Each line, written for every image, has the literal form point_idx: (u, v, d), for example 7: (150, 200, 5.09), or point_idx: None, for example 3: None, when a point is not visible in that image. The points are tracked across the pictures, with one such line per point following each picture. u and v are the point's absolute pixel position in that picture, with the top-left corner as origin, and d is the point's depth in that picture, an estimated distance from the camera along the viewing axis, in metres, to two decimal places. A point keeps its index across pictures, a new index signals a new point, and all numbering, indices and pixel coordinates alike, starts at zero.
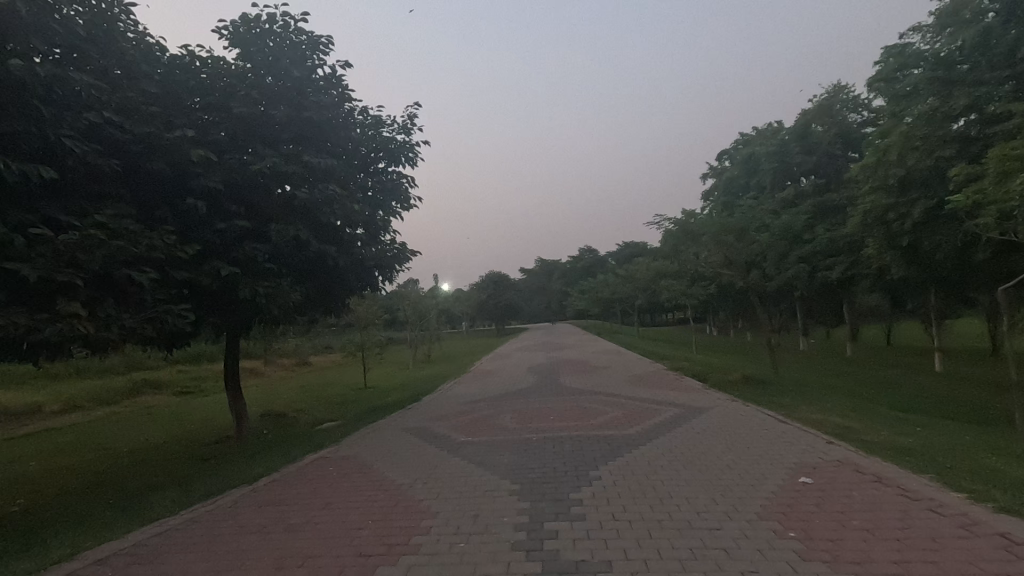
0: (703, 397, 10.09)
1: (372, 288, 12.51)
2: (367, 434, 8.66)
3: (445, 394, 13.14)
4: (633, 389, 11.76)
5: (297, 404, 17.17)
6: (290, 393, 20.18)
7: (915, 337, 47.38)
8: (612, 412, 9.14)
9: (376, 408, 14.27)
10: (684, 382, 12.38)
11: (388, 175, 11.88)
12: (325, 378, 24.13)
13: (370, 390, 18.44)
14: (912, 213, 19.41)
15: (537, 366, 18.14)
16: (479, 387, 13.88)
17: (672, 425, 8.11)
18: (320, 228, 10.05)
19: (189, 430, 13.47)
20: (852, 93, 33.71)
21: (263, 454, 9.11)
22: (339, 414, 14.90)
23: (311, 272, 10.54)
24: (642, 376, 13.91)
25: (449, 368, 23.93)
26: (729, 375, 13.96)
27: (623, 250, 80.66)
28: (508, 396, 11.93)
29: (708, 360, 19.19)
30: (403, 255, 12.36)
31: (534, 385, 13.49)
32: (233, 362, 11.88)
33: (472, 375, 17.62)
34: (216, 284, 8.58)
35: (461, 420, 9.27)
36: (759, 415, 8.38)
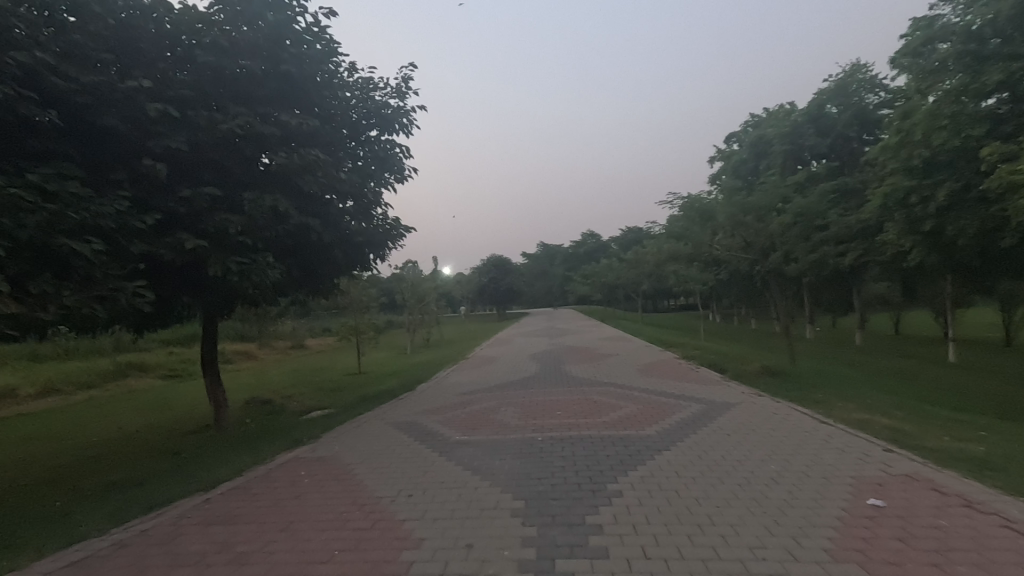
0: (725, 390, 9.15)
1: (366, 268, 11.56)
2: (351, 429, 7.74)
3: (442, 383, 12.23)
4: (645, 379, 10.83)
5: (287, 390, 16.27)
6: (282, 378, 19.27)
7: (925, 326, 46.28)
8: (626, 407, 8.16)
9: (369, 396, 13.35)
10: (700, 373, 11.42)
11: (380, 143, 10.88)
12: (320, 362, 23.27)
13: (363, 377, 17.53)
14: (936, 195, 18.31)
15: (540, 353, 17.24)
16: (478, 375, 12.97)
17: (698, 423, 7.14)
18: (303, 199, 9.04)
19: (169, 417, 12.59)
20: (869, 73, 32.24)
21: (237, 449, 8.19)
22: (329, 402, 14.01)
23: (293, 249, 9.53)
24: (654, 366, 12.96)
25: (449, 353, 23.05)
26: (746, 365, 13.01)
27: (627, 235, 79.42)
28: (510, 385, 10.99)
29: (721, 349, 18.29)
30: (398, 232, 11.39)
31: (538, 373, 12.56)
32: (212, 346, 10.95)
33: (471, 361, 16.70)
34: (180, 259, 7.56)
35: (456, 414, 8.30)
36: (792, 412, 7.44)
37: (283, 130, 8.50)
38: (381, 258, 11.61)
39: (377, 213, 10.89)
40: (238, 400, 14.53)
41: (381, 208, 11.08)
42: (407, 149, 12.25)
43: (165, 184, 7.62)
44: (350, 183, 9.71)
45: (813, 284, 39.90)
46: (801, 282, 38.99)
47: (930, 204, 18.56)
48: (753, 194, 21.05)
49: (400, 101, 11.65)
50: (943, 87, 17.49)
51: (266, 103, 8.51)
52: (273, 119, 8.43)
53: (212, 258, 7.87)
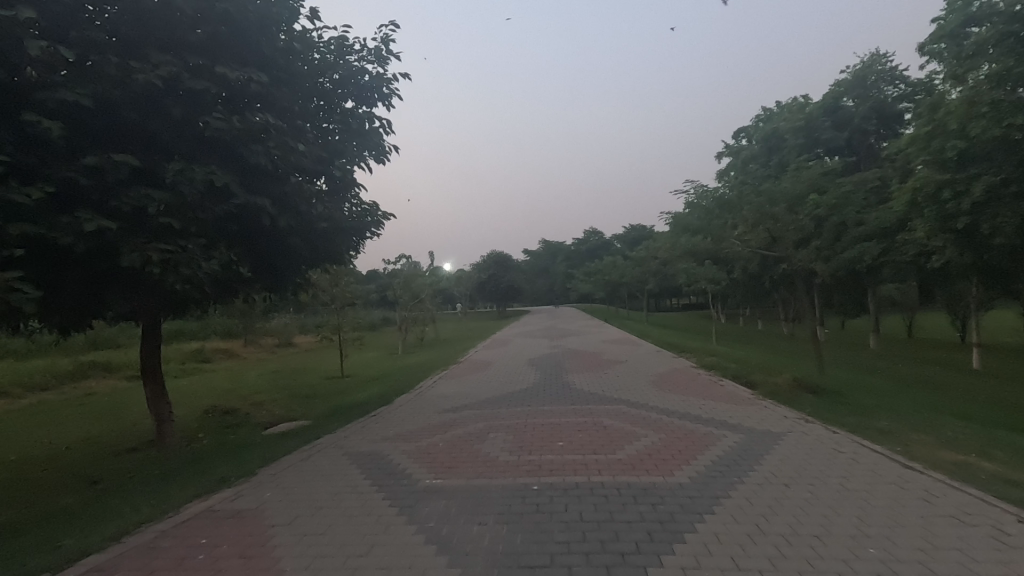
0: (763, 415, 7.50)
1: (338, 260, 9.99)
2: (300, 464, 6.09)
3: (426, 394, 10.59)
4: (663, 396, 9.19)
5: (259, 396, 14.64)
6: (258, 381, 17.65)
7: (941, 330, 44.40)
8: (645, 438, 6.52)
9: (344, 407, 11.70)
10: (725, 388, 9.79)
11: (354, 115, 9.27)
12: (304, 362, 21.65)
13: (345, 381, 15.96)
14: (972, 191, 16.19)
15: (539, 357, 15.61)
16: (469, 384, 11.32)
17: (741, 464, 5.51)
18: (253, 176, 7.45)
19: (114, 429, 10.99)
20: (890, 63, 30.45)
21: (160, 481, 6.56)
22: (300, 413, 12.35)
23: (243, 235, 7.89)
24: (669, 378, 11.30)
25: (442, 355, 21.42)
26: (775, 378, 11.32)
27: (630, 232, 77.60)
28: (505, 400, 9.34)
29: (738, 355, 16.67)
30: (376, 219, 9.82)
31: (539, 384, 10.91)
32: (155, 351, 9.33)
33: (463, 365, 15.08)
34: (82, 245, 5.95)
35: (433, 442, 6.68)
36: (860, 449, 5.81)
37: (225, 89, 6.90)
38: (357, 249, 10.06)
39: (352, 196, 9.31)
40: (199, 408, 12.92)
41: (356, 190, 9.51)
42: (389, 125, 10.65)
43: (65, 148, 5.99)
44: (313, 159, 8.11)
45: (826, 285, 38.22)
46: (814, 283, 37.30)
47: (963, 200, 16.49)
48: (773, 187, 19.40)
49: (380, 67, 10.04)
50: (982, 73, 15.67)
51: (201, 53, 6.86)
52: (210, 73, 6.79)
53: (129, 245, 6.25)
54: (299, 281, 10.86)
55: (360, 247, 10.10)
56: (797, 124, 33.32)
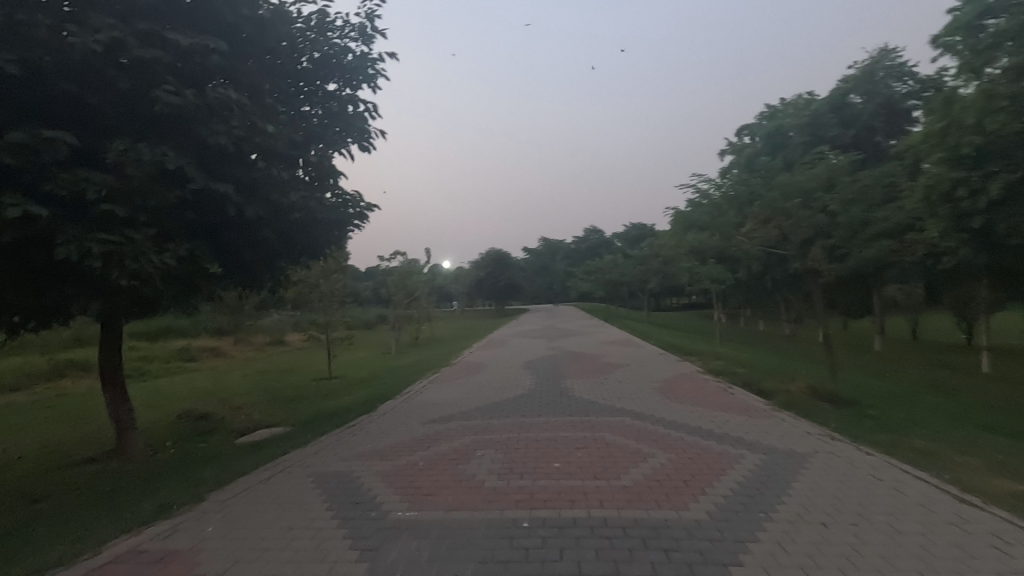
0: (783, 430, 6.73)
1: (318, 256, 9.22)
2: (256, 488, 5.30)
3: (413, 400, 9.80)
4: (669, 406, 8.42)
5: (239, 398, 13.85)
6: (242, 382, 16.87)
7: (947, 332, 43.61)
8: (652, 459, 5.75)
9: (325, 413, 10.91)
10: (736, 397, 9.03)
11: (334, 96, 8.48)
12: (293, 362, 20.86)
13: (333, 383, 15.21)
14: (988, 189, 15.17)
15: (536, 360, 14.81)
16: (460, 390, 10.53)
17: (765, 494, 4.74)
18: (215, 160, 6.67)
19: (78, 435, 10.23)
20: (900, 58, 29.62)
21: (98, 504, 5.77)
22: (279, 418, 11.58)
23: (205, 226, 7.11)
24: (674, 384, 10.51)
25: (436, 355, 20.65)
26: (788, 385, 10.53)
27: (631, 231, 76.78)
28: (498, 408, 8.57)
29: (745, 359, 15.89)
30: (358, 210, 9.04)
31: (535, 391, 10.12)
32: (116, 353, 8.54)
33: (456, 368, 14.34)
34: (6, 234, 5.17)
35: (413, 461, 5.91)
36: (900, 476, 5.05)
37: (181, 61, 6.12)
38: (338, 244, 9.29)
39: (332, 185, 8.52)
40: (173, 411, 12.15)
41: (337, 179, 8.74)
42: (374, 109, 9.85)
43: None
44: (285, 143, 7.32)
45: (830, 286, 37.47)
46: (818, 283, 36.53)
47: (980, 199, 15.41)
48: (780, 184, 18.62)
49: (364, 46, 9.24)
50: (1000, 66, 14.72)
51: (152, 18, 6.07)
52: (161, 40, 6.00)
53: (65, 234, 5.48)
54: (278, 277, 10.10)
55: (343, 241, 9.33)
56: (803, 120, 32.35)
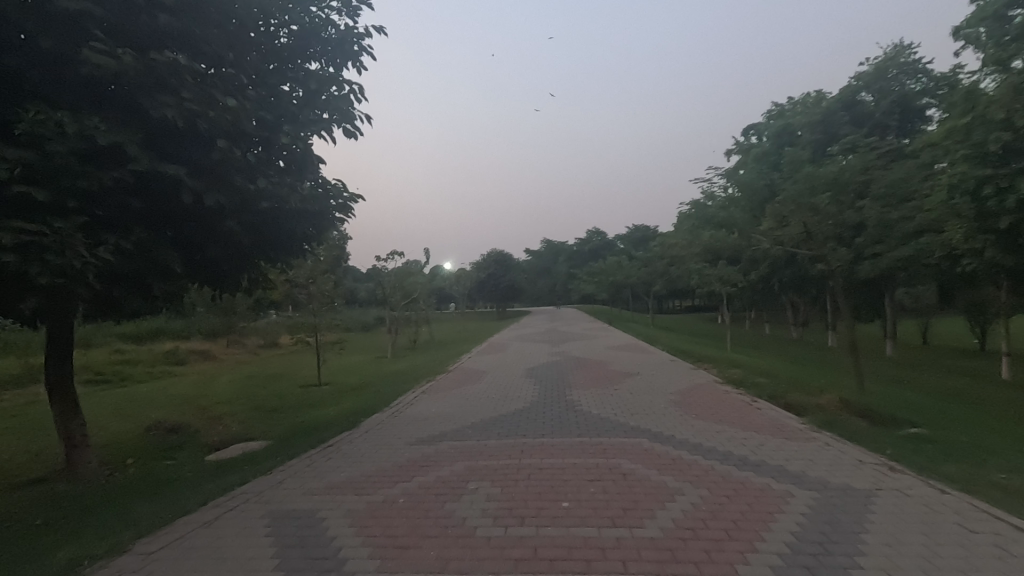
0: (830, 458, 5.73)
1: (298, 253, 8.24)
2: (194, 537, 4.30)
3: (402, 413, 8.81)
4: (691, 424, 7.42)
5: (219, 407, 12.87)
6: (226, 389, 15.88)
7: (959, 337, 42.42)
8: (681, 497, 4.76)
9: (307, 426, 9.93)
10: (765, 414, 8.04)
11: (310, 74, 7.56)
12: (283, 366, 19.87)
13: (321, 391, 14.23)
14: (1018, 187, 13.17)
15: (538, 366, 13.82)
16: (455, 402, 9.53)
17: (830, 552, 3.74)
18: (167, 140, 5.73)
19: (33, 450, 9.27)
20: (916, 54, 28.21)
21: (12, 548, 4.78)
22: (258, 431, 10.59)
23: (160, 216, 6.15)
24: (692, 397, 9.48)
25: (433, 360, 19.62)
26: (817, 399, 9.54)
27: (634, 233, 75.64)
28: (497, 426, 7.59)
29: (762, 367, 14.87)
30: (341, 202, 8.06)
31: (538, 404, 9.11)
32: (66, 362, 7.58)
33: (452, 375, 13.36)
34: None
35: (391, 499, 4.92)
36: (995, 527, 4.05)
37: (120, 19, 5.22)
38: (320, 239, 8.32)
39: (310, 172, 7.54)
40: (144, 422, 11.18)
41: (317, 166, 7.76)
42: (361, 91, 8.87)
43: None
44: (252, 121, 6.36)
45: (840, 289, 36.39)
46: (828, 286, 35.46)
47: (1008, 198, 13.39)
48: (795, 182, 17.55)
49: (348, 19, 8.32)
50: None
51: None
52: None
53: None
54: (255, 277, 9.13)
55: (325, 236, 8.35)
56: (814, 118, 30.94)
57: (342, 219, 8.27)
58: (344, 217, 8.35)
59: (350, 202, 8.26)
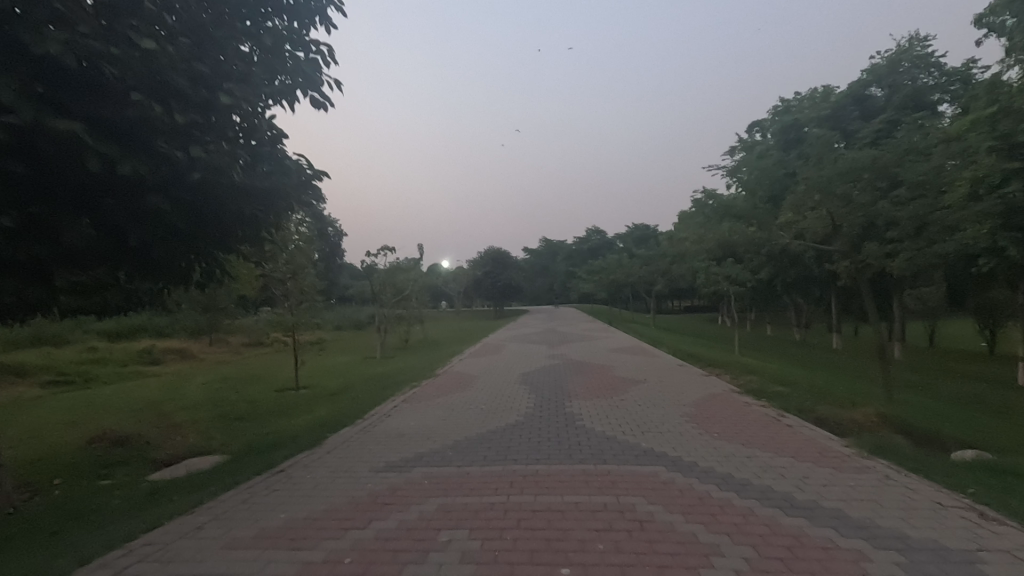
0: (897, 500, 4.55)
1: (253, 238, 7.01)
2: None
3: (375, 428, 7.60)
4: (714, 445, 6.23)
5: (182, 414, 11.65)
6: (196, 392, 14.63)
7: (966, 340, 41.25)
8: (722, 559, 3.57)
9: (269, 440, 8.69)
10: (799, 432, 6.84)
11: (264, 28, 6.40)
12: (264, 367, 18.63)
13: (296, 396, 13.04)
14: None
15: (534, 371, 12.62)
16: (440, 414, 8.31)
17: None
18: (67, 92, 4.58)
19: None
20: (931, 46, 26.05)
21: None
22: (216, 443, 9.37)
23: (69, 190, 4.99)
24: (709, 410, 8.25)
25: (422, 362, 18.34)
26: (850, 412, 8.37)
27: (634, 232, 74.60)
28: (483, 447, 6.38)
29: (778, 374, 13.69)
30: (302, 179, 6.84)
31: (533, 417, 7.88)
32: None
33: (438, 379, 12.17)
34: None
35: (337, 557, 3.74)
36: None
37: None
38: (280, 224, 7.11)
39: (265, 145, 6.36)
40: (91, 432, 9.95)
41: (273, 137, 6.56)
42: (331, 54, 7.68)
43: None
44: (182, 77, 5.18)
45: (846, 290, 35.27)
46: (834, 287, 34.35)
47: None
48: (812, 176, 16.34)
49: None
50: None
51: None
52: None
53: None
54: (211, 268, 7.93)
55: (286, 220, 7.13)
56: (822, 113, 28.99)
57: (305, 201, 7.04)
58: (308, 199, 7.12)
59: (315, 180, 7.04)
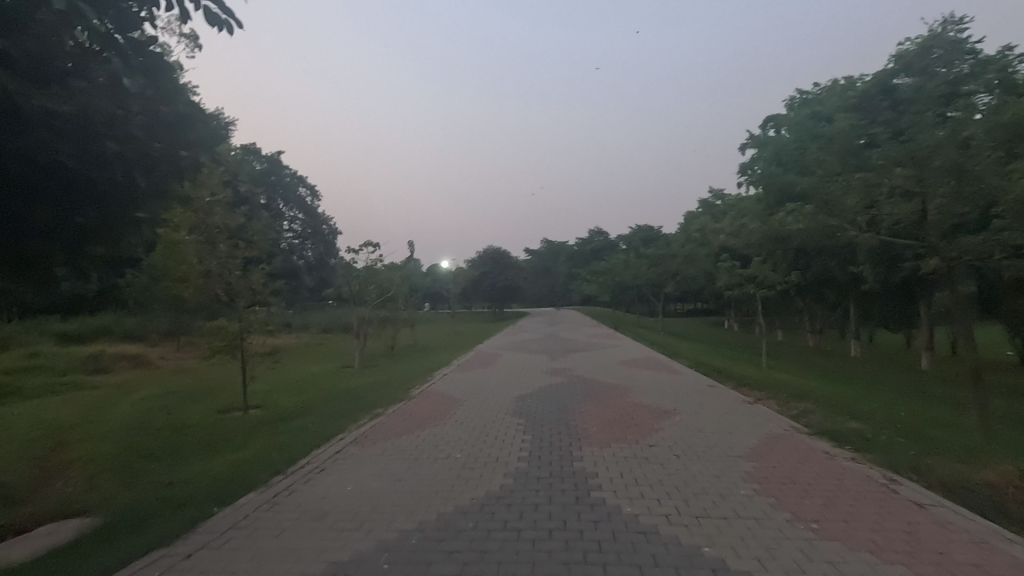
0: None
1: (130, 221, 5.30)
2: None
3: (290, 500, 5.08)
4: (828, 559, 3.70)
5: (82, 446, 9.20)
6: (126, 411, 12.18)
7: (994, 349, 38.45)
8: None
9: (155, 500, 6.17)
10: (947, 524, 4.26)
11: None
12: (222, 381, 16.16)
13: (235, 422, 10.55)
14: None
15: (531, 394, 10.06)
16: (394, 473, 5.77)
17: None
18: None
19: None
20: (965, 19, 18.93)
21: None
22: (92, 496, 6.83)
23: None
24: (783, 468, 5.69)
25: (404, 374, 15.84)
26: (978, 469, 5.81)
27: (638, 233, 71.99)
28: (439, 556, 3.84)
29: (833, 399, 11.15)
30: (178, 116, 5.22)
31: (527, 482, 5.34)
32: None
33: (408, 405, 9.57)
34: None
35: None
36: None
37: None
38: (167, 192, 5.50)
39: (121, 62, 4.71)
40: None
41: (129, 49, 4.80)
42: None
43: None
44: None
45: (869, 295, 32.62)
46: (857, 292, 31.68)
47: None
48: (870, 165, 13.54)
49: None
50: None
51: None
52: None
53: None
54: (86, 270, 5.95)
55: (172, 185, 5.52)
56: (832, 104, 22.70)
57: (187, 155, 5.41)
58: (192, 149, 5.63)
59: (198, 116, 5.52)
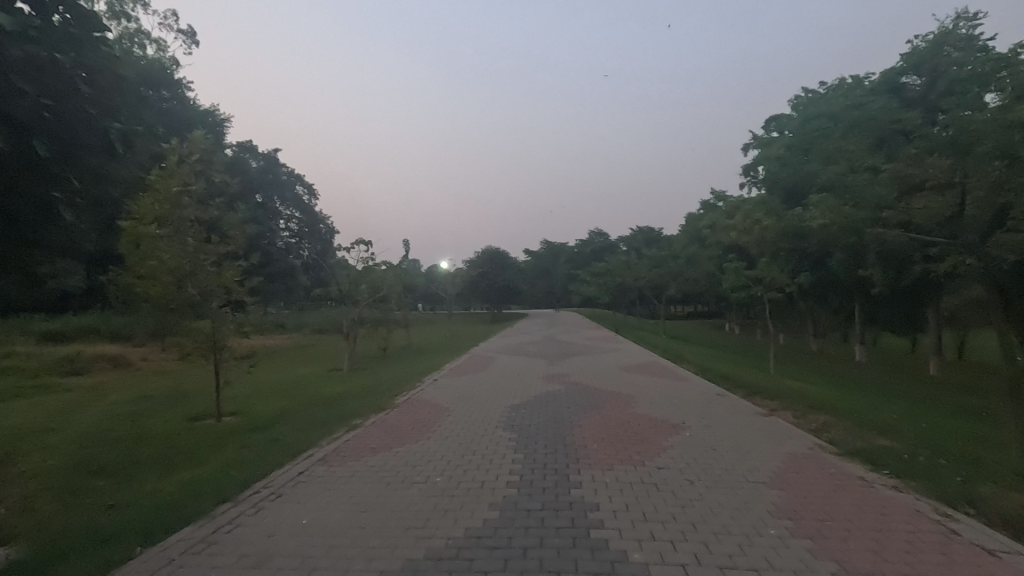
0: None
1: (45, 201, 4.85)
2: None
3: (230, 538, 4.25)
4: None
5: (30, 458, 8.37)
6: (91, 417, 11.34)
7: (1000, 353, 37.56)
8: None
9: (89, 529, 5.33)
10: None
11: None
12: (202, 384, 15.32)
13: (204, 431, 9.71)
14: None
15: (525, 404, 9.18)
16: (361, 504, 4.93)
17: None
18: None
19: None
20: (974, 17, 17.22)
21: None
22: (24, 519, 5.98)
23: None
24: (817, 500, 4.85)
25: (393, 378, 15.03)
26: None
27: (639, 234, 71.36)
28: None
29: (852, 410, 10.28)
30: (108, 84, 5.01)
31: (516, 516, 4.51)
32: None
33: (390, 416, 8.69)
34: None
35: None
36: None
37: None
38: (93, 163, 5.05)
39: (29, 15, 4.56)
40: None
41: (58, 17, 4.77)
42: None
43: None
44: None
45: (875, 298, 31.80)
46: (862, 295, 30.87)
47: None
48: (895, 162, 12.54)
49: None
50: None
51: None
52: None
53: None
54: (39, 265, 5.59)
55: (98, 161, 5.09)
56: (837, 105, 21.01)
57: (116, 128, 4.99)
58: (122, 122, 5.31)
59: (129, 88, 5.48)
